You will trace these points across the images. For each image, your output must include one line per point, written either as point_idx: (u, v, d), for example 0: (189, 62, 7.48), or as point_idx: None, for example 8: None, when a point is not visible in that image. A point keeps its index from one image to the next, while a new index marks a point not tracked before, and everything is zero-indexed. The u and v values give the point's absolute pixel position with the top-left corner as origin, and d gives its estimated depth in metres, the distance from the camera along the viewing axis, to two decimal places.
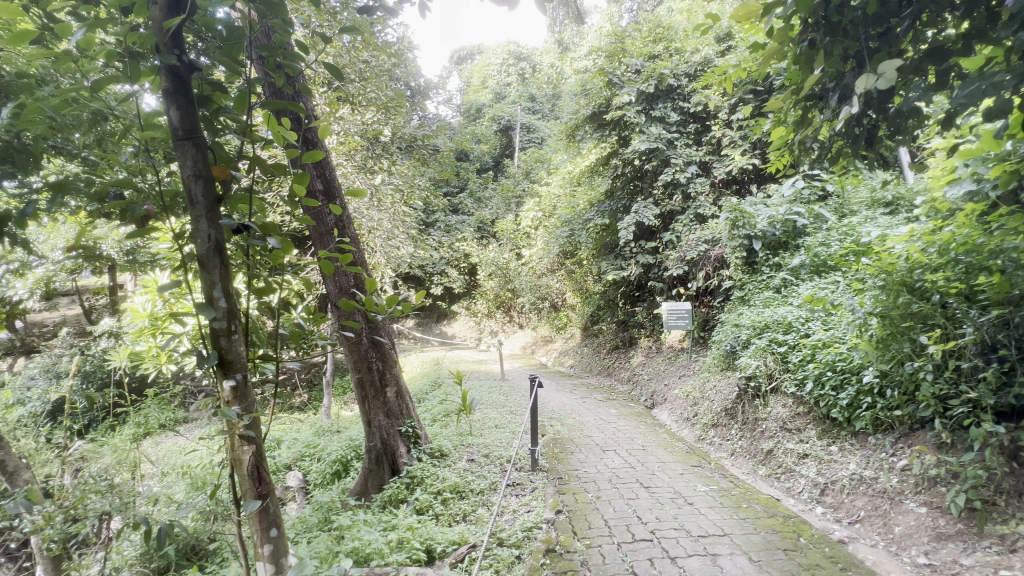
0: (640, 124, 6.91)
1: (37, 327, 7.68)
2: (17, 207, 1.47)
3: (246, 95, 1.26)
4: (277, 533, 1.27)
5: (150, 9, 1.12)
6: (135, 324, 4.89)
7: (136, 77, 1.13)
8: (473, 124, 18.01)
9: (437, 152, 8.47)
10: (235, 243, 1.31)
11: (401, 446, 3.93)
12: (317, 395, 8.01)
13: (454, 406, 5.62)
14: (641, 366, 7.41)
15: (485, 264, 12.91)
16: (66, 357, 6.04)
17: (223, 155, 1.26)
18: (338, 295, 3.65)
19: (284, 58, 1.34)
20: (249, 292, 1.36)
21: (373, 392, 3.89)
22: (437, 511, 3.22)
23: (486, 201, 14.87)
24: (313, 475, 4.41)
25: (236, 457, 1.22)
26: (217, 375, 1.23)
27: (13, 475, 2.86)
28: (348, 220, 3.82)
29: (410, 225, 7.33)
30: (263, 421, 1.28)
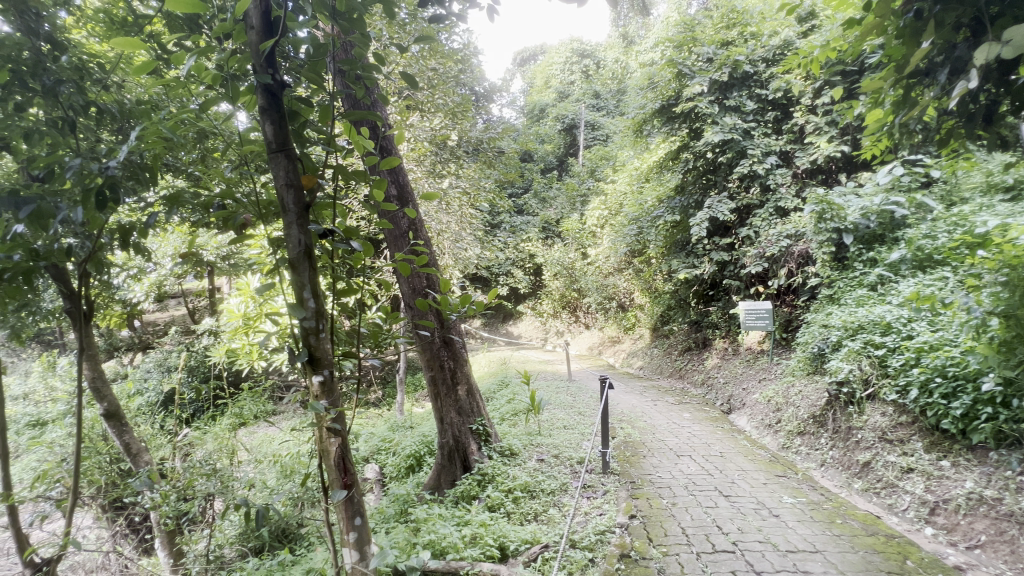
0: (713, 115, 6.60)
1: (152, 326, 8.64)
2: (139, 220, 1.66)
3: (329, 107, 1.33)
4: (360, 522, 1.34)
5: (247, 33, 1.21)
6: (232, 323, 5.35)
7: (236, 97, 1.23)
8: (537, 124, 18.06)
9: (503, 154, 8.59)
10: (322, 247, 1.39)
11: (472, 443, 4.01)
12: (391, 392, 8.39)
13: (522, 406, 5.66)
14: (716, 368, 7.07)
15: (549, 263, 12.86)
16: (175, 352, 6.73)
17: (311, 165, 1.34)
18: (411, 296, 3.77)
19: (362, 70, 1.41)
20: (333, 293, 1.45)
21: (445, 390, 4.00)
22: (509, 509, 3.25)
23: (551, 201, 14.86)
24: (389, 468, 4.61)
25: (324, 449, 1.29)
26: (307, 371, 1.31)
27: (137, 456, 3.27)
28: (421, 223, 3.94)
29: (477, 226, 7.48)
30: (348, 414, 1.36)
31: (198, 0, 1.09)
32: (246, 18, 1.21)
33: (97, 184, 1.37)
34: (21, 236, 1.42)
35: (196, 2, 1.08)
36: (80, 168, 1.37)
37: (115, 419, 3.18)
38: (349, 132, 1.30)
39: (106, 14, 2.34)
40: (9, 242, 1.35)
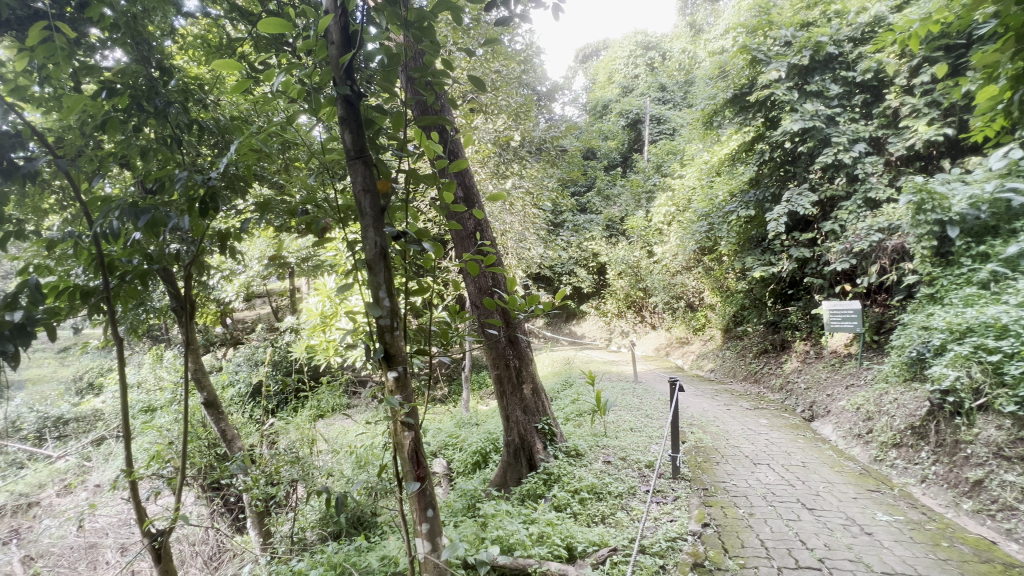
0: (792, 102, 6.17)
1: (241, 323, 9.40)
2: (234, 226, 1.81)
3: (402, 114, 1.38)
4: (432, 514, 1.39)
5: (328, 48, 1.28)
6: (311, 321, 5.72)
7: (318, 109, 1.31)
8: (600, 121, 17.78)
9: (565, 152, 8.53)
10: (395, 248, 1.45)
11: (538, 442, 4.03)
12: (457, 389, 8.60)
13: (586, 406, 5.60)
14: (796, 372, 6.62)
15: (614, 262, 12.60)
16: (261, 348, 7.28)
17: (386, 170, 1.39)
18: (478, 295, 3.83)
19: (432, 77, 1.45)
20: (407, 292, 1.51)
21: (511, 388, 4.03)
22: (576, 510, 3.22)
23: (614, 198, 14.57)
24: (456, 463, 4.72)
25: (398, 441, 1.34)
26: (382, 367, 1.37)
27: (231, 442, 3.59)
28: (486, 224, 4.00)
29: (539, 226, 7.49)
30: (421, 409, 1.40)
31: (285, 20, 1.17)
32: (327, 34, 1.29)
33: (201, 194, 1.52)
34: (139, 242, 1.61)
35: (283, 22, 1.16)
36: (187, 180, 1.52)
37: (213, 407, 3.55)
38: (421, 138, 1.34)
39: (203, 40, 2.58)
40: (129, 248, 1.54)
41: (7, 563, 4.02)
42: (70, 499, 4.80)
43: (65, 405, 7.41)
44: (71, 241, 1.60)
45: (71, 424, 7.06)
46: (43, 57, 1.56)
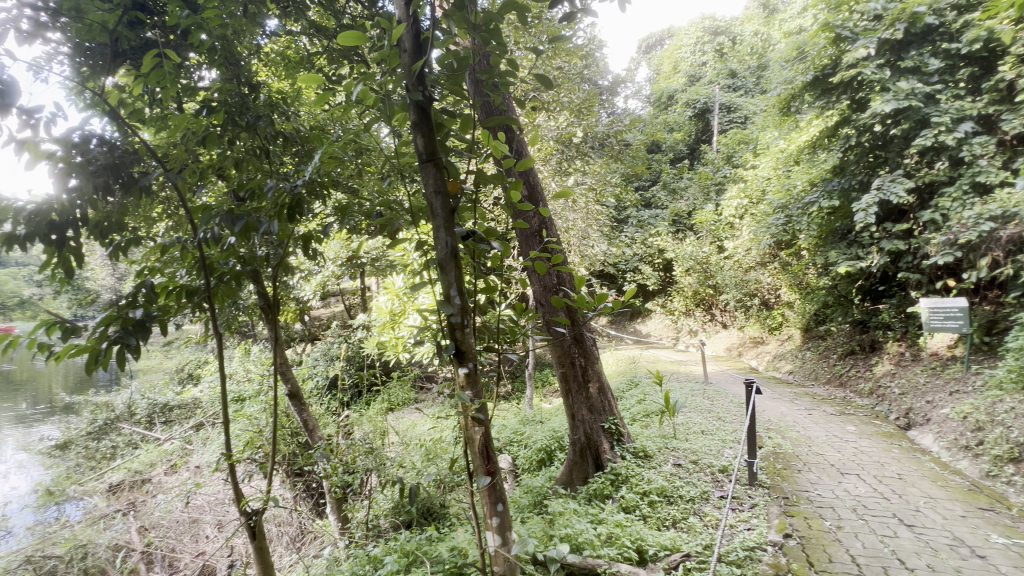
0: (884, 81, 5.64)
1: (318, 320, 10.00)
2: (315, 229, 1.93)
3: (470, 116, 1.41)
4: (502, 508, 1.41)
5: (401, 56, 1.32)
6: (381, 318, 5.99)
7: (392, 116, 1.36)
8: (665, 112, 17.20)
9: (629, 146, 8.32)
10: (465, 248, 1.48)
11: (605, 442, 3.98)
12: (520, 386, 8.66)
13: (654, 407, 5.45)
14: (889, 375, 6.07)
15: (680, 258, 12.12)
16: (336, 343, 7.71)
17: (455, 172, 1.43)
18: (543, 294, 3.83)
19: (498, 77, 1.46)
20: (476, 290, 1.54)
21: (576, 386, 4.00)
22: (645, 512, 3.15)
23: (681, 192, 14.05)
24: (521, 459, 4.76)
25: (469, 436, 1.37)
26: (453, 363, 1.41)
27: (313, 430, 3.85)
28: (551, 222, 3.99)
29: (602, 222, 7.36)
30: (491, 405, 1.42)
31: (362, 31, 1.22)
32: (399, 42, 1.33)
33: (288, 201, 1.64)
34: (233, 245, 1.76)
35: (359, 34, 1.20)
36: (276, 188, 1.64)
37: (296, 398, 3.81)
38: (488, 139, 1.36)
39: (285, 57, 2.76)
40: (225, 251, 1.69)
41: (126, 531, 4.46)
42: (176, 478, 5.33)
43: (171, 393, 8.24)
44: (178, 245, 1.79)
45: (175, 410, 7.82)
46: (156, 81, 1.75)
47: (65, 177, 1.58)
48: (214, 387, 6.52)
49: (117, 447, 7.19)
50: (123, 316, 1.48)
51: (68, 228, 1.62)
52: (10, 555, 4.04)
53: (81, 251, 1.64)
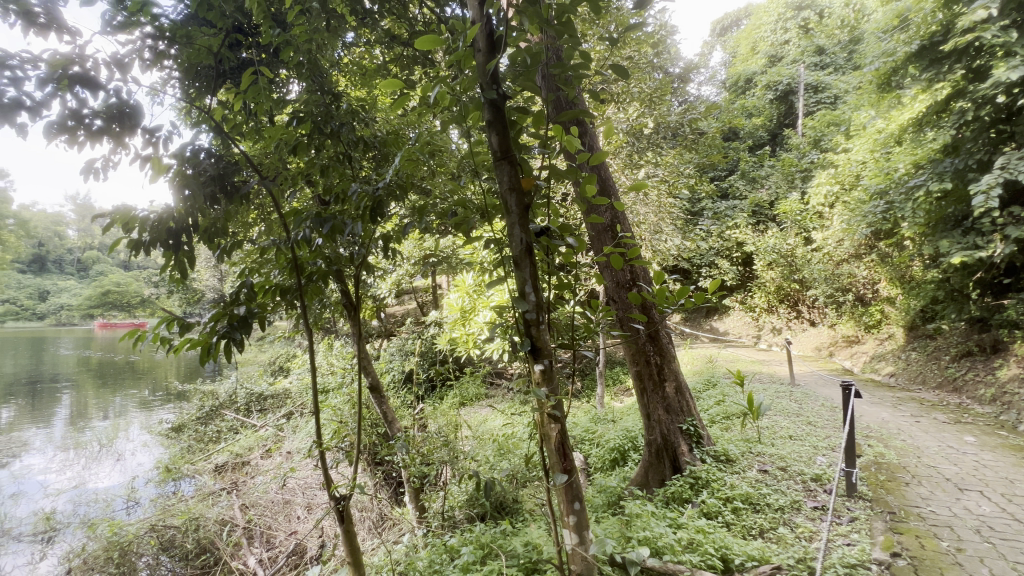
0: (1010, 45, 4.95)
1: (393, 317, 10.46)
2: (393, 229, 2.02)
3: (543, 110, 1.39)
4: (579, 507, 1.40)
5: (474, 56, 1.33)
6: (453, 315, 6.17)
7: (467, 115, 1.38)
8: (743, 97, 16.22)
9: (704, 135, 7.93)
10: (539, 244, 1.48)
11: (683, 444, 3.83)
12: (590, 384, 8.54)
13: (735, 409, 5.17)
14: (1017, 381, 5.34)
15: (762, 251, 11.37)
16: (411, 339, 8.02)
17: (529, 169, 1.43)
18: (617, 291, 3.75)
19: (572, 71, 1.44)
20: (551, 287, 1.54)
21: (652, 385, 3.88)
22: (728, 519, 2.99)
23: (761, 181, 13.19)
24: (594, 458, 4.70)
25: (546, 433, 1.37)
26: (529, 360, 1.41)
27: (392, 422, 4.03)
28: (624, 216, 3.90)
29: (675, 215, 7.09)
30: (567, 402, 1.41)
31: (438, 35, 1.24)
32: (473, 43, 1.35)
33: (370, 204, 1.73)
34: (321, 246, 1.88)
35: (435, 37, 1.23)
36: (360, 191, 1.73)
37: (376, 390, 4.00)
38: (561, 133, 1.34)
39: (363, 67, 2.90)
40: (314, 252, 1.81)
41: (230, 508, 4.88)
42: (271, 461, 5.79)
43: (265, 384, 8.96)
44: (274, 247, 1.94)
45: (269, 400, 8.49)
46: (253, 96, 1.90)
47: (182, 189, 1.77)
48: (302, 378, 7.00)
49: (221, 432, 7.91)
50: (229, 313, 1.62)
51: (182, 234, 1.82)
52: (138, 523, 4.50)
53: (193, 253, 1.83)
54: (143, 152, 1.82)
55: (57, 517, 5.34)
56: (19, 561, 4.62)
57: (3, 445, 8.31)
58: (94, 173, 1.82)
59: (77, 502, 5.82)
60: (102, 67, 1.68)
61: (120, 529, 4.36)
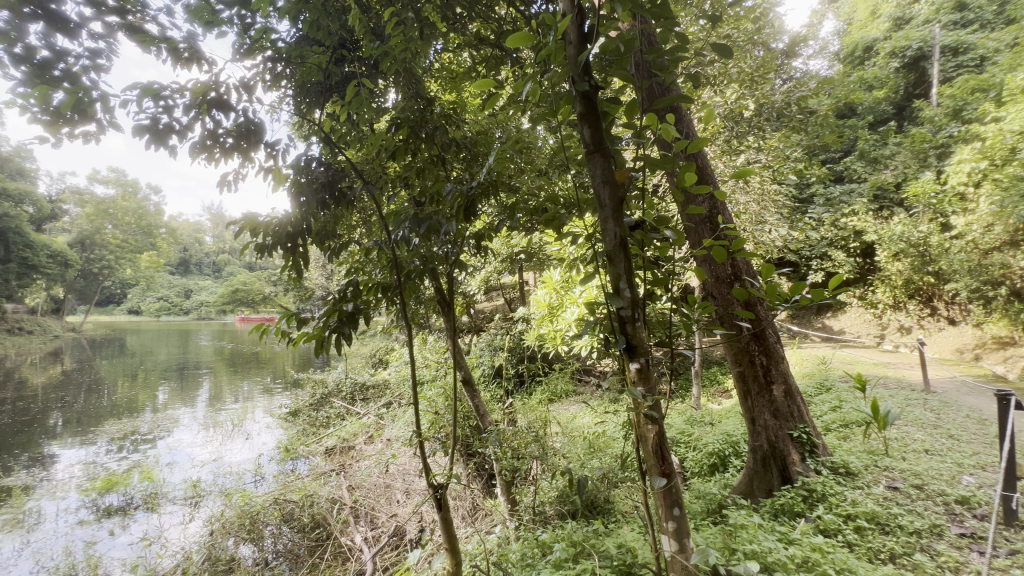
0: None
1: (483, 313, 10.74)
2: (484, 227, 2.06)
3: (637, 99, 1.33)
4: (679, 513, 1.34)
5: (566, 49, 1.30)
6: (540, 311, 6.25)
7: (558, 109, 1.35)
8: (861, 68, 14.50)
9: (815, 113, 7.19)
10: (633, 238, 1.43)
11: (793, 452, 3.53)
12: (684, 384, 8.15)
13: (856, 417, 4.65)
14: None
15: (887, 241, 10.08)
16: (500, 334, 8.18)
17: (623, 161, 1.38)
18: (716, 286, 3.52)
19: (668, 56, 1.35)
20: (646, 283, 1.48)
21: (757, 388, 3.62)
22: (850, 539, 2.70)
23: (885, 161, 11.71)
24: (690, 462, 4.48)
25: (642, 434, 1.32)
26: (625, 359, 1.37)
27: (483, 415, 4.14)
28: (724, 206, 3.65)
29: (781, 203, 6.52)
30: (665, 403, 1.35)
31: (528, 31, 1.23)
32: (564, 36, 1.32)
33: (464, 203, 1.78)
34: (418, 246, 1.97)
35: (526, 34, 1.22)
36: (454, 191, 1.78)
37: (468, 384, 4.12)
38: (656, 122, 1.26)
39: (453, 70, 2.99)
40: (411, 250, 1.90)
41: (340, 488, 5.32)
42: (373, 447, 6.22)
43: (367, 374, 9.65)
44: (377, 248, 2.07)
45: (370, 390, 9.11)
46: (355, 108, 2.03)
47: (298, 196, 1.96)
48: (400, 371, 7.43)
49: (330, 417, 8.65)
50: (339, 310, 1.77)
51: (298, 237, 2.02)
52: (264, 496, 5.04)
53: (307, 254, 2.01)
54: (265, 164, 2.03)
55: (201, 486, 6.16)
56: (174, 521, 5.38)
57: (160, 421, 9.75)
58: (226, 184, 2.08)
59: (216, 473, 6.66)
60: (232, 90, 1.89)
61: (250, 501, 4.92)
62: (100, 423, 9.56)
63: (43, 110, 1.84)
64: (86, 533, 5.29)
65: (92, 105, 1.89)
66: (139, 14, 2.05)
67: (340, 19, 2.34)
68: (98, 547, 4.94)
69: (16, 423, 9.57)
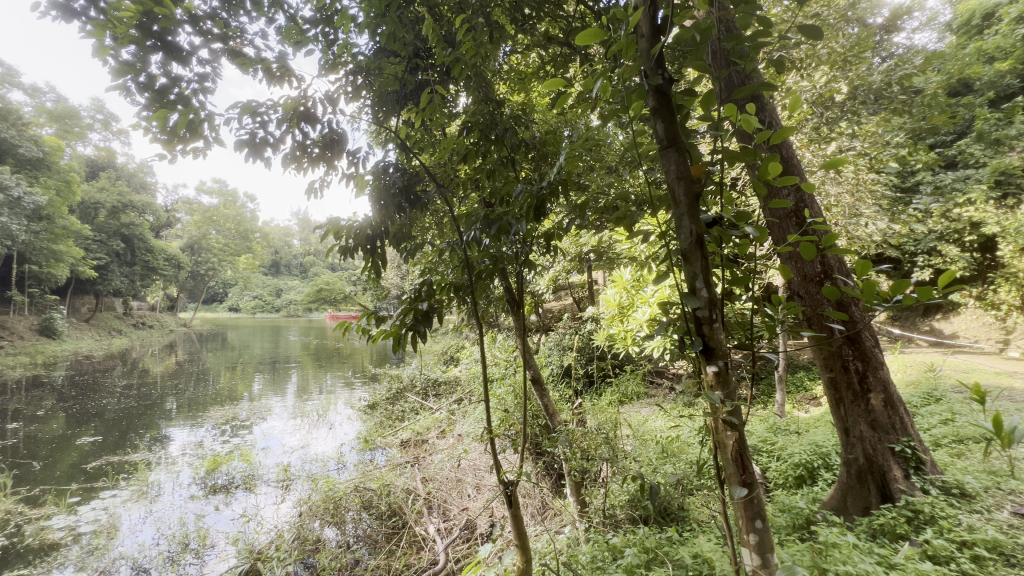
0: None
1: (551, 313, 10.73)
2: (553, 227, 2.06)
3: (714, 90, 1.27)
4: (762, 526, 1.26)
5: (638, 43, 1.26)
6: (609, 311, 6.18)
7: (630, 104, 1.31)
8: (979, 39, 12.80)
9: (921, 91, 6.45)
10: (710, 236, 1.37)
11: (895, 468, 3.20)
12: (766, 390, 7.65)
13: (974, 433, 4.12)
14: None
15: (1013, 233, 8.83)
16: (568, 334, 8.13)
17: (699, 156, 1.32)
18: (803, 285, 3.28)
19: (750, 41, 1.27)
20: (725, 283, 1.41)
21: (851, 396, 3.34)
22: (966, 570, 2.39)
23: (1009, 143, 10.26)
24: (773, 473, 4.21)
25: (721, 441, 1.26)
26: (702, 361, 1.31)
27: (552, 414, 4.15)
28: (813, 199, 3.39)
29: (879, 193, 5.92)
30: (746, 409, 1.28)
31: (598, 27, 1.21)
32: (637, 30, 1.28)
33: (534, 203, 1.79)
34: (489, 246, 2.01)
35: (596, 31, 1.20)
36: (524, 192, 1.80)
37: (538, 384, 4.14)
38: (736, 112, 1.19)
39: (522, 72, 3.00)
40: (481, 251, 1.94)
41: (414, 480, 5.56)
42: (446, 442, 6.42)
43: (439, 370, 9.98)
44: (449, 249, 2.15)
45: (442, 386, 9.42)
46: (429, 114, 2.10)
47: (378, 202, 2.08)
48: (470, 368, 7.61)
49: (405, 411, 9.04)
50: (414, 309, 1.85)
51: (377, 239, 2.14)
52: (346, 483, 5.38)
53: (385, 255, 2.13)
54: (347, 171, 2.17)
55: (291, 470, 6.70)
56: (268, 501, 5.88)
57: (256, 409, 10.69)
58: (314, 191, 2.25)
59: (304, 459, 7.21)
60: (319, 103, 2.04)
61: (334, 487, 5.27)
62: (207, 409, 10.66)
63: (161, 131, 2.09)
64: (197, 506, 5.92)
65: (201, 124, 2.12)
66: (239, 40, 2.27)
67: (415, 29, 2.44)
68: (206, 520, 5.50)
69: (140, 407, 10.91)
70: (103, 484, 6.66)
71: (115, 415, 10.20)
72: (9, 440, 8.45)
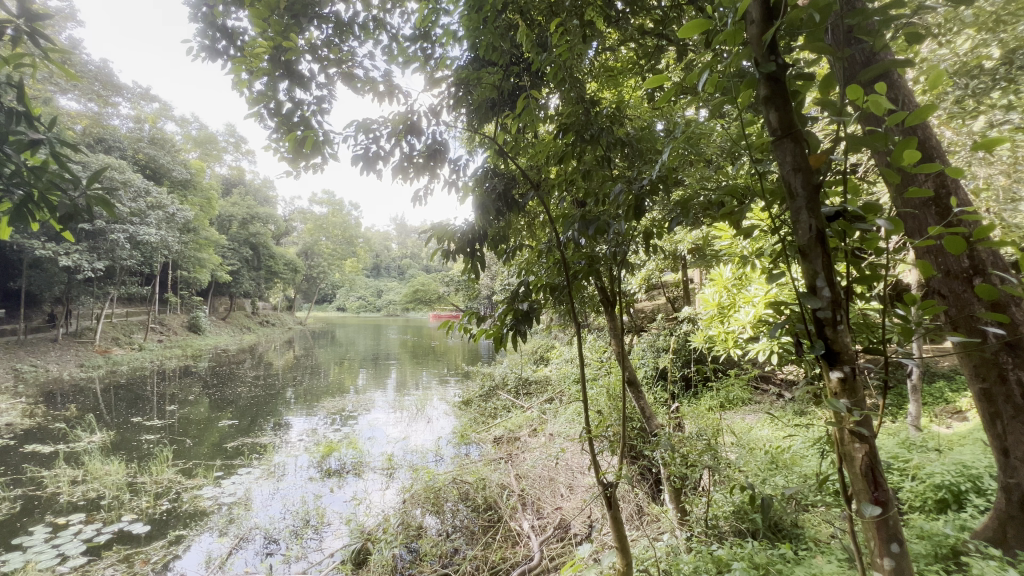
0: None
1: (643, 313, 10.39)
2: (651, 226, 2.01)
3: (834, 73, 1.17)
4: (899, 550, 1.14)
5: (748, 30, 1.20)
6: (707, 311, 5.85)
7: (739, 95, 1.25)
8: None
9: None
10: (833, 231, 1.26)
11: None
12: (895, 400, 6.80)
13: None
14: None
15: None
16: (662, 334, 7.83)
17: (819, 144, 1.22)
18: (946, 282, 2.84)
19: (879, 14, 1.15)
20: (851, 280, 1.29)
21: (1013, 410, 2.82)
22: None
23: None
24: (908, 494, 3.73)
25: (847, 453, 1.16)
26: (825, 366, 1.21)
27: (649, 418, 4.03)
28: (957, 186, 2.95)
29: None
30: (877, 420, 1.16)
31: (704, 19, 1.16)
32: (747, 16, 1.21)
33: (632, 202, 1.77)
34: (585, 248, 2.01)
35: (702, 22, 1.16)
36: (623, 191, 1.78)
37: (632, 385, 4.05)
38: (865, 94, 1.08)
39: (614, 68, 2.95)
40: (577, 252, 1.95)
41: (508, 476, 5.69)
42: (538, 440, 6.49)
43: (529, 370, 10.11)
44: (546, 250, 2.19)
45: (533, 385, 9.53)
46: (524, 119, 2.15)
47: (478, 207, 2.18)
48: (560, 367, 7.62)
49: (497, 408, 9.29)
50: (515, 310, 1.92)
51: (477, 242, 2.23)
52: (445, 474, 5.67)
53: (485, 258, 2.22)
54: (449, 178, 2.29)
55: (394, 460, 7.19)
56: (375, 486, 6.36)
57: (363, 401, 11.59)
58: (419, 198, 2.41)
59: (405, 450, 7.69)
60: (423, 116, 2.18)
61: (434, 478, 5.57)
62: (321, 400, 11.76)
63: (291, 152, 2.37)
64: (315, 487, 6.56)
65: (322, 143, 2.37)
66: (352, 63, 2.49)
67: (509, 36, 2.51)
68: (324, 500, 6.08)
69: (268, 395, 12.32)
70: (240, 462, 7.63)
71: (247, 401, 11.61)
72: (169, 419, 9.97)
